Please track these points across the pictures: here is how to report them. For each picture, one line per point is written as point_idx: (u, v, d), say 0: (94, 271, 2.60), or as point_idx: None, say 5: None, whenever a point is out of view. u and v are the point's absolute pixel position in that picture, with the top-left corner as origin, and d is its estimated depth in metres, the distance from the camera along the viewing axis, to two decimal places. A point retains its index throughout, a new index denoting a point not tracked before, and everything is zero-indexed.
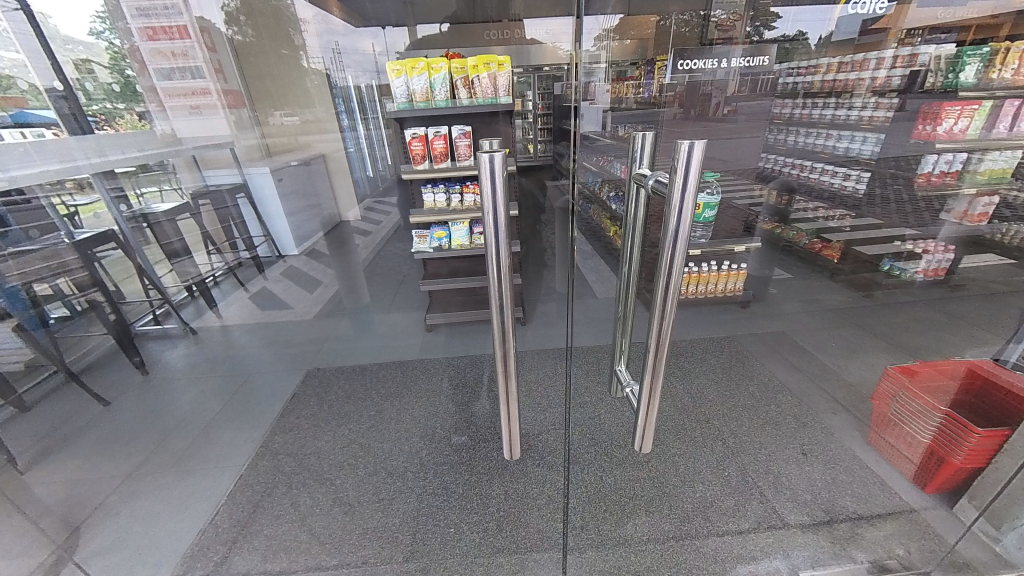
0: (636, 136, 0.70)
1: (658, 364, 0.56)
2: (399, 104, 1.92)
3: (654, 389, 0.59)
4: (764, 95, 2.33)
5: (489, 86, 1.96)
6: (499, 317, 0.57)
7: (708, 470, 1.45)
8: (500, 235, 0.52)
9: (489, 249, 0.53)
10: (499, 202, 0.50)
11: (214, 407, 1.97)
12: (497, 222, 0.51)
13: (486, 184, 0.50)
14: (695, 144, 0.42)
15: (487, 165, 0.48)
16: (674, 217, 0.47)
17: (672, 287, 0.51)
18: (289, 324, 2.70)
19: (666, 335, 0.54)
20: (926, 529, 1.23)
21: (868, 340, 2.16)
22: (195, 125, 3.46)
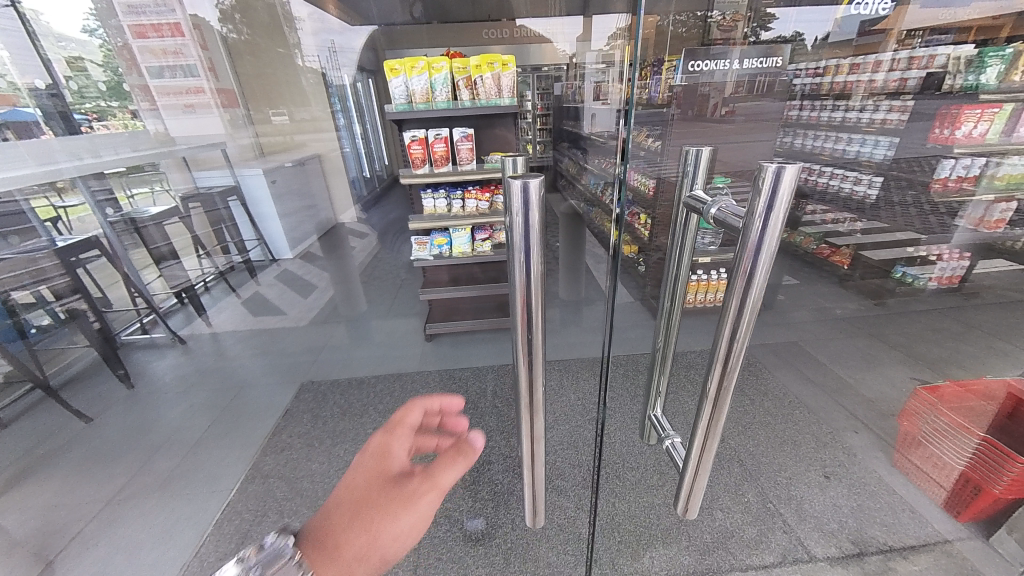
0: (689, 150, 0.60)
1: (716, 426, 0.47)
2: (398, 105, 1.83)
3: (707, 452, 0.50)
4: (763, 96, 2.15)
5: (493, 87, 1.87)
6: (526, 368, 0.49)
7: (730, 496, 1.36)
8: (531, 276, 0.43)
9: (516, 288, 0.45)
10: (532, 239, 0.42)
11: (203, 424, 1.88)
12: (527, 260, 0.43)
13: (515, 215, 0.41)
14: (787, 167, 0.32)
15: (521, 193, 0.39)
16: (751, 253, 0.37)
17: (746, 334, 0.41)
18: (284, 331, 2.60)
19: (726, 393, 0.45)
20: (964, 562, 1.15)
21: (884, 351, 2.09)
22: (188, 125, 3.35)
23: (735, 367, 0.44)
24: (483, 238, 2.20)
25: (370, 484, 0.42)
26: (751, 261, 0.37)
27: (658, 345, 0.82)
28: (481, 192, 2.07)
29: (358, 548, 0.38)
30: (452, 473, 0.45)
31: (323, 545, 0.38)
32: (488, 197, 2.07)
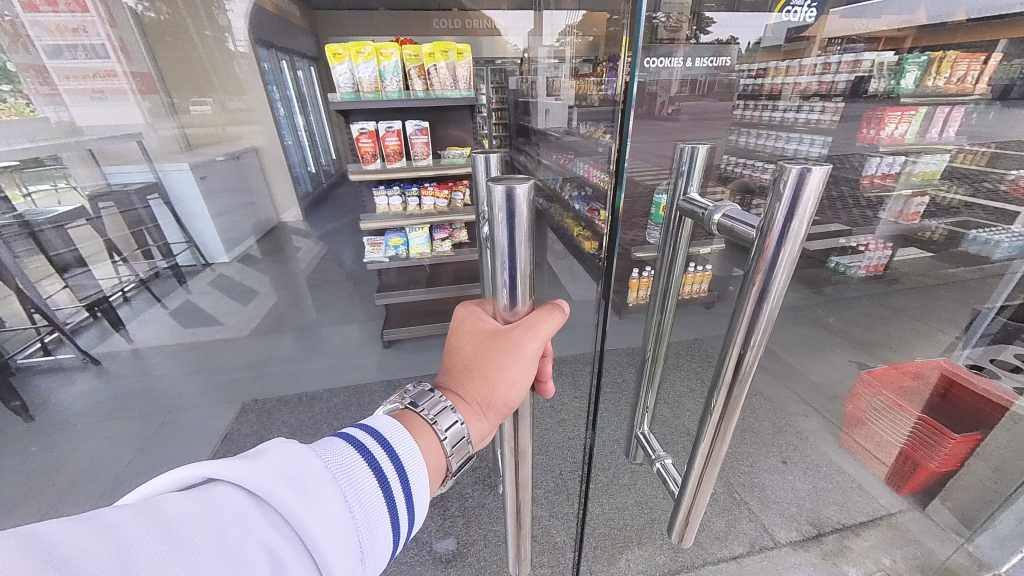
0: (686, 148, 0.57)
1: (720, 448, 0.43)
2: (344, 94, 1.69)
3: (707, 475, 0.46)
4: (704, 96, 2.22)
5: (448, 77, 1.75)
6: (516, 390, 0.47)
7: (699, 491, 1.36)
8: (516, 285, 0.42)
9: (504, 295, 0.44)
10: (519, 241, 0.39)
11: (124, 458, 1.64)
12: (511, 267, 0.41)
13: (499, 223, 0.39)
14: (814, 170, 0.29)
15: (505, 200, 0.37)
16: (766, 268, 0.33)
17: (756, 348, 0.37)
18: (221, 344, 2.35)
19: (732, 412, 0.42)
20: (907, 534, 1.24)
21: (827, 338, 2.23)
22: (89, 116, 2.96)
23: (743, 389, 0.40)
24: (443, 237, 2.12)
25: (480, 340, 0.48)
26: (766, 271, 0.33)
27: (648, 360, 0.81)
28: (438, 188, 1.98)
29: (482, 390, 0.47)
30: (549, 325, 0.44)
31: (458, 385, 0.48)
32: (447, 194, 1.98)
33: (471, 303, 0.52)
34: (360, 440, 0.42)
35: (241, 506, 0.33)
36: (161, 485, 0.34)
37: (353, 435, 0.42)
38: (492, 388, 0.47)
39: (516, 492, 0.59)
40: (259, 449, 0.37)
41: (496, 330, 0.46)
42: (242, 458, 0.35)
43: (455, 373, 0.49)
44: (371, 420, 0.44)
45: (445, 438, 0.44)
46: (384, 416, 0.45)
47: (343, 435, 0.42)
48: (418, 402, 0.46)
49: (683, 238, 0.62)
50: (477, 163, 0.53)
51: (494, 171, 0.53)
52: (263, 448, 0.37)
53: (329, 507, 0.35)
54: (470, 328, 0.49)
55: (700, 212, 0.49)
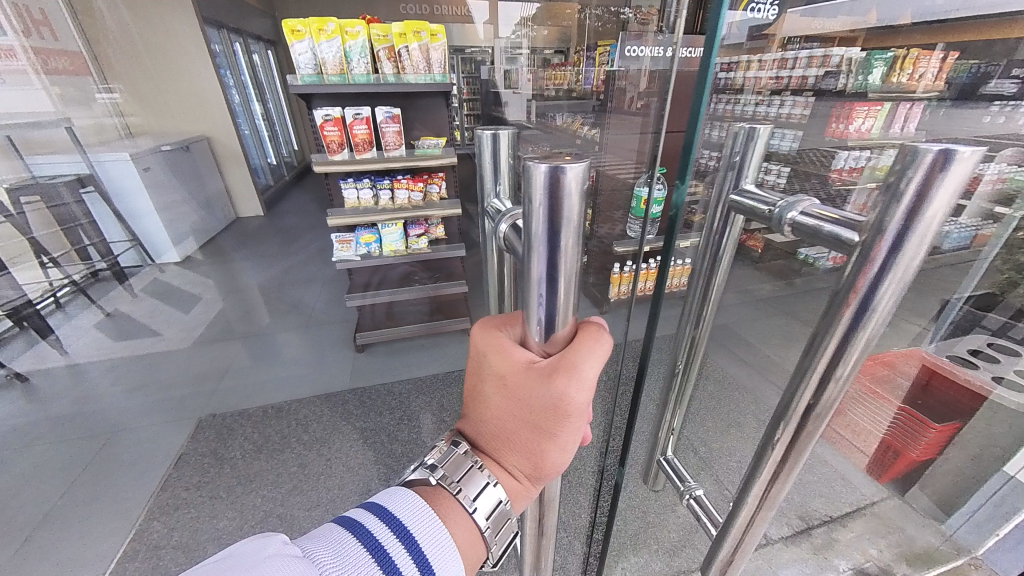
0: (744, 132, 0.55)
1: (786, 478, 0.39)
2: (305, 76, 1.54)
3: (767, 504, 0.42)
4: None
5: (421, 60, 1.63)
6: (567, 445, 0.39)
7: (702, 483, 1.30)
8: (553, 296, 0.33)
9: (531, 311, 0.35)
10: (564, 238, 0.31)
11: (56, 489, 1.45)
12: (549, 269, 0.32)
13: (535, 212, 0.30)
14: (964, 154, 0.24)
15: (548, 185, 0.28)
16: (876, 272, 0.29)
17: (849, 369, 0.33)
18: (172, 357, 2.15)
19: (809, 435, 0.37)
20: (890, 523, 1.26)
21: (799, 328, 2.30)
22: (31, 100, 2.39)
23: (826, 410, 0.36)
24: (418, 234, 2.00)
25: (511, 386, 0.39)
26: (875, 280, 0.29)
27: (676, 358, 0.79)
28: (413, 181, 1.86)
29: (522, 451, 0.41)
30: (592, 365, 0.34)
31: (498, 438, 0.43)
32: (421, 186, 1.87)
33: (494, 323, 0.42)
34: (364, 533, 0.41)
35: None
36: None
37: (355, 525, 0.42)
38: (532, 448, 0.41)
39: (536, 521, 0.54)
40: (246, 566, 0.37)
41: (527, 371, 0.37)
42: None
43: (487, 426, 0.43)
44: (391, 507, 0.43)
45: (487, 525, 0.43)
46: (394, 501, 0.44)
47: (347, 529, 0.42)
48: (449, 472, 0.44)
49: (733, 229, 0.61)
50: (481, 141, 0.46)
51: (506, 162, 0.47)
52: (256, 563, 0.38)
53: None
54: (493, 372, 0.40)
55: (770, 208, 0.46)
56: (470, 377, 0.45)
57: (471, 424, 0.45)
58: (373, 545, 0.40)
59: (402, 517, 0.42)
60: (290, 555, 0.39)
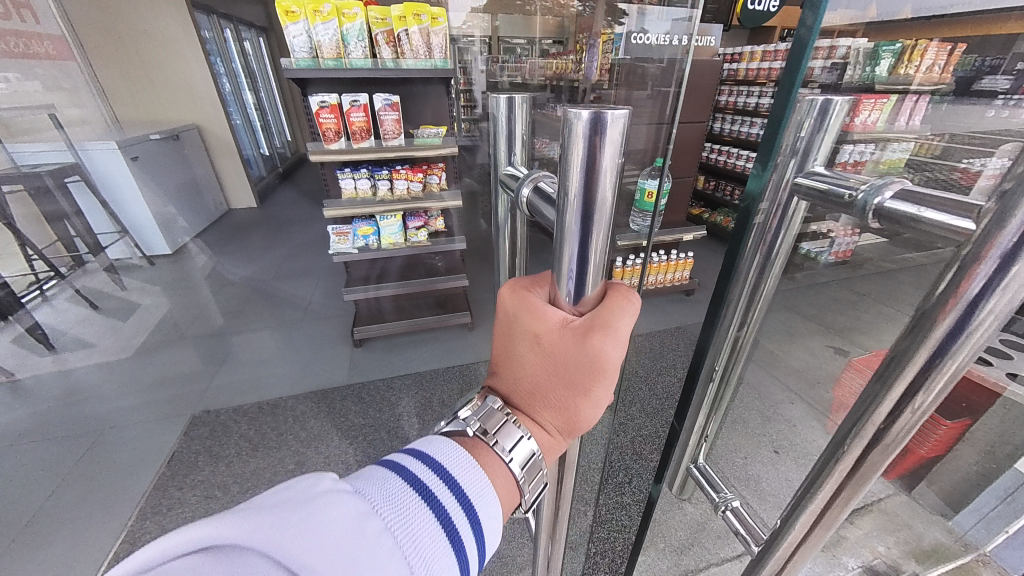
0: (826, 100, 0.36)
1: (839, 511, 0.33)
2: (300, 60, 1.47)
3: (818, 533, 0.36)
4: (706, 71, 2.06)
5: (421, 45, 1.56)
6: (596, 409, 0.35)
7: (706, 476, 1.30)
8: (586, 260, 0.30)
9: (563, 272, 0.31)
10: (602, 200, 0.28)
11: (46, 490, 1.41)
12: (584, 235, 0.29)
13: (572, 169, 0.27)
14: None
15: (589, 130, 0.25)
16: (981, 279, 0.21)
17: (937, 392, 0.26)
18: (166, 352, 2.10)
19: (881, 466, 0.30)
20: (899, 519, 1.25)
21: None
22: None
23: (903, 439, 0.28)
24: (417, 226, 1.95)
25: (540, 343, 0.35)
26: (984, 286, 0.21)
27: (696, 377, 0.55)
28: (411, 171, 1.81)
29: (552, 416, 0.37)
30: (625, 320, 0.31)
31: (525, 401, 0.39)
32: (420, 177, 1.81)
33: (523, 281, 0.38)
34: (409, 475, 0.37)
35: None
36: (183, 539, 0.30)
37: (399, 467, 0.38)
38: (563, 407, 0.36)
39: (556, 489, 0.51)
40: (294, 502, 0.33)
41: (556, 330, 0.33)
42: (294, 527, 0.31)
43: (518, 381, 0.39)
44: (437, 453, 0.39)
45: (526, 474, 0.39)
46: (440, 446, 0.40)
47: (394, 471, 0.38)
48: (491, 429, 0.38)
49: (794, 222, 0.40)
50: (495, 104, 0.46)
51: (521, 130, 0.47)
52: (306, 497, 0.34)
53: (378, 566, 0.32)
54: (524, 331, 0.36)
55: (847, 193, 0.30)
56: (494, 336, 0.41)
57: (499, 380, 0.40)
58: (422, 489, 0.36)
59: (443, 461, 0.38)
60: (342, 492, 0.35)
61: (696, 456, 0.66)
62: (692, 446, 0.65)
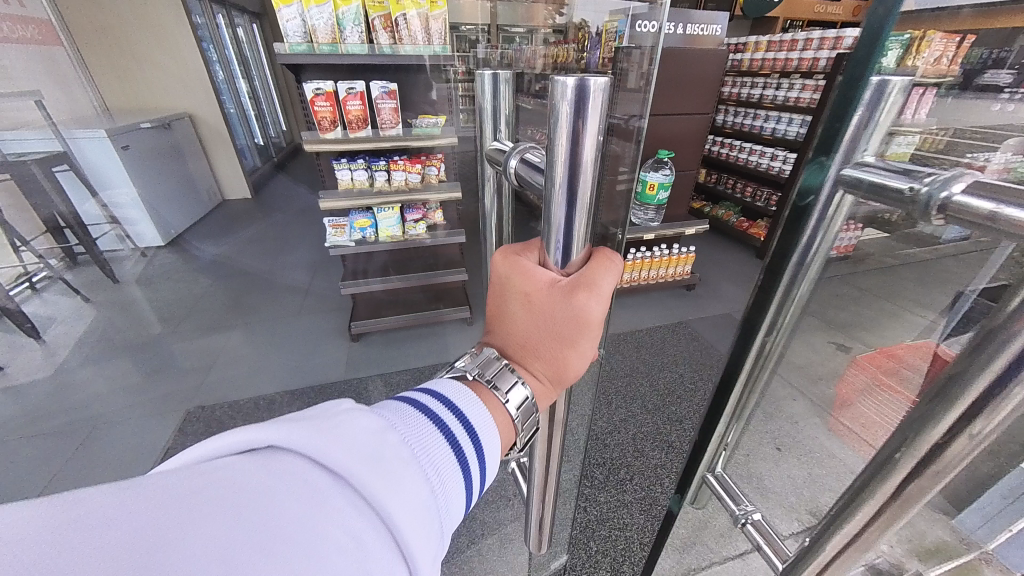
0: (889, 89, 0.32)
1: (878, 536, 0.32)
2: (293, 45, 1.44)
3: (851, 552, 0.35)
4: (711, 59, 1.99)
5: (420, 30, 1.50)
6: (581, 354, 0.44)
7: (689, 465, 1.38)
8: (574, 219, 0.37)
9: (554, 236, 0.38)
10: (583, 164, 0.34)
11: (37, 487, 1.39)
12: (570, 196, 0.35)
13: (558, 140, 0.33)
14: None
15: (575, 104, 0.31)
16: None
17: (998, 420, 0.24)
18: (159, 346, 2.07)
19: (932, 489, 0.29)
20: None
21: None
22: None
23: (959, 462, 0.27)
24: (415, 219, 1.91)
25: (535, 300, 0.43)
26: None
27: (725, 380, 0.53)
28: (409, 162, 1.76)
29: (543, 359, 0.46)
30: (605, 279, 0.39)
31: (522, 350, 0.47)
32: (418, 168, 1.77)
33: (515, 249, 0.46)
34: (421, 405, 0.40)
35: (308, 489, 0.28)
36: (215, 448, 0.29)
37: (410, 400, 0.40)
38: (555, 357, 0.45)
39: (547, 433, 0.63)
40: (317, 416, 0.33)
41: (545, 290, 0.42)
42: (324, 431, 0.31)
43: (513, 336, 0.48)
44: (440, 390, 0.43)
45: (517, 410, 0.44)
46: (448, 383, 0.44)
47: (407, 403, 0.39)
48: (483, 371, 0.45)
49: (831, 227, 0.36)
50: (482, 82, 0.50)
51: (504, 110, 0.51)
52: (326, 413, 0.33)
53: (404, 478, 0.31)
54: (518, 290, 0.45)
55: (907, 187, 0.27)
56: (492, 296, 0.50)
57: (497, 335, 0.50)
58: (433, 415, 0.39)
59: (449, 395, 0.42)
60: (365, 410, 0.35)
61: (714, 466, 0.65)
62: (711, 455, 0.63)
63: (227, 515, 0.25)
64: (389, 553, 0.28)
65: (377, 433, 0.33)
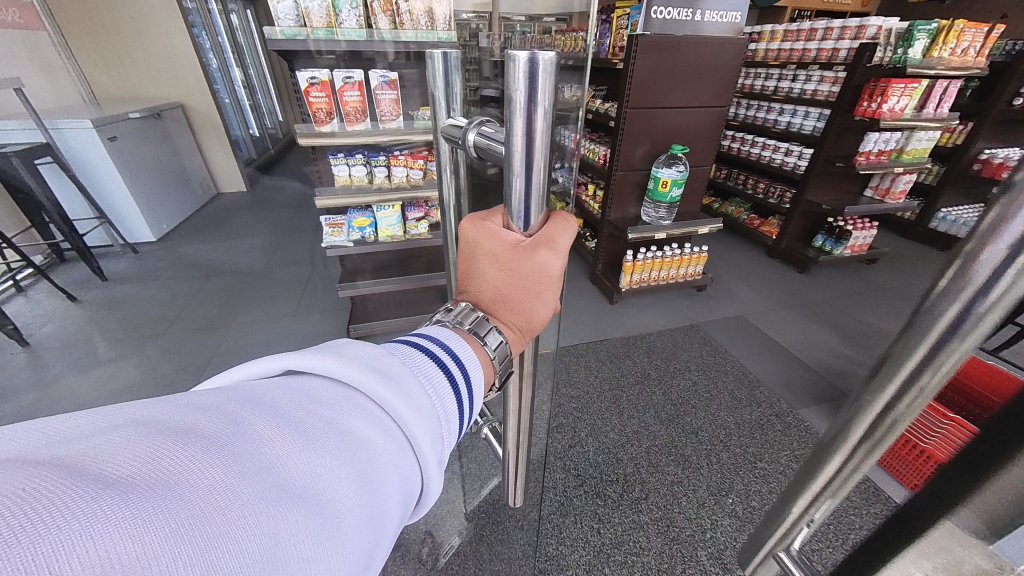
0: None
1: None
2: (286, 29, 1.32)
3: None
4: (731, 46, 1.87)
5: (422, 14, 1.32)
6: (542, 303, 0.52)
7: (705, 483, 1.31)
8: (531, 184, 0.42)
9: (515, 203, 0.43)
10: (535, 135, 0.38)
11: None
12: (528, 164, 0.40)
13: (514, 113, 0.37)
14: None
15: (530, 81, 0.35)
16: None
17: None
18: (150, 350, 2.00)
19: None
20: None
21: (817, 321, 2.19)
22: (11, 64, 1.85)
23: None
24: (416, 218, 1.81)
25: (502, 261, 0.50)
26: None
27: (831, 448, 0.36)
28: (411, 157, 1.66)
29: (514, 309, 0.53)
30: (564, 237, 0.46)
31: (494, 303, 0.54)
32: (421, 163, 1.66)
33: (478, 214, 0.50)
34: (410, 344, 0.48)
35: (333, 391, 0.36)
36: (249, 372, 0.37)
37: (400, 343, 0.48)
38: (524, 307, 0.53)
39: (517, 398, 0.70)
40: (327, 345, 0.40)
41: (511, 253, 0.48)
42: (336, 352, 0.38)
43: (484, 292, 0.54)
44: (425, 335, 0.51)
45: (494, 352, 0.53)
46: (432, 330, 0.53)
47: (400, 343, 0.47)
48: (463, 320, 0.53)
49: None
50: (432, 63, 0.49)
51: (458, 86, 0.52)
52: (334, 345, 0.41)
53: (406, 389, 0.39)
54: (487, 252, 0.50)
55: None
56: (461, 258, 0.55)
57: (470, 292, 0.56)
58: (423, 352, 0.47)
59: (432, 337, 0.51)
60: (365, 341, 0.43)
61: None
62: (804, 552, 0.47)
63: (274, 399, 0.33)
64: (392, 435, 0.36)
65: (379, 355, 0.41)
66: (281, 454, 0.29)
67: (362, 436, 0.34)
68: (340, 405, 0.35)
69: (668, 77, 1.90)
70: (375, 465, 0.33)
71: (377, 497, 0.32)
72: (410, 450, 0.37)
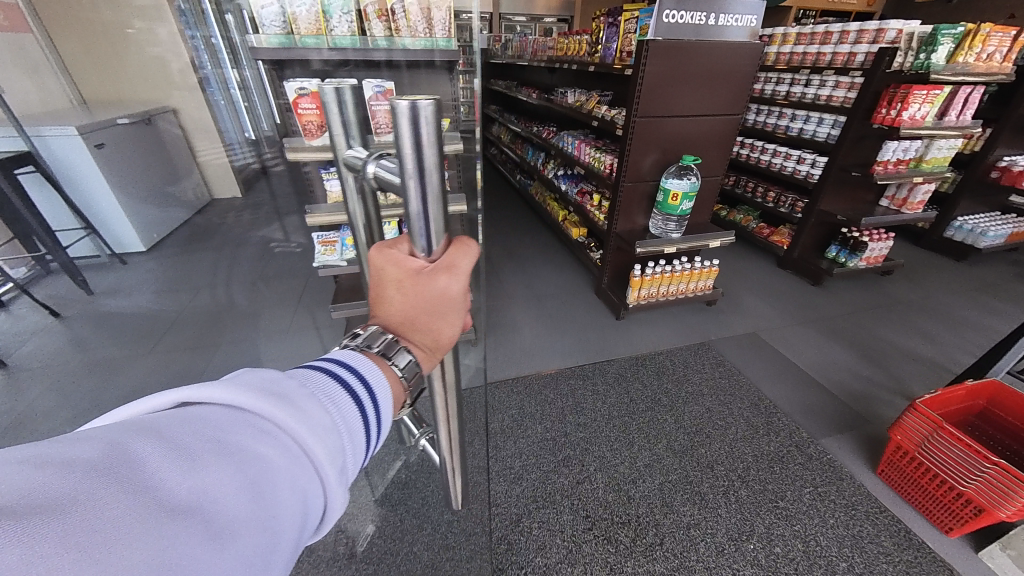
0: None
1: None
2: (273, 37, 1.23)
3: None
4: (740, 50, 1.78)
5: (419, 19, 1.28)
6: (452, 324, 0.48)
7: (724, 525, 1.23)
8: (430, 215, 0.38)
9: (416, 235, 0.40)
10: (424, 166, 0.35)
11: None
12: (423, 195, 0.37)
13: (402, 144, 0.34)
14: None
15: (412, 117, 0.32)
16: None
17: None
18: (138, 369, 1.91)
19: None
20: None
21: (835, 338, 2.09)
22: None
23: None
24: None
25: (408, 284, 0.44)
26: None
27: None
28: None
29: (424, 331, 0.47)
30: (465, 260, 0.44)
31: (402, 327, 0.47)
32: None
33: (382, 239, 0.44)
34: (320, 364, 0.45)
35: (227, 412, 0.33)
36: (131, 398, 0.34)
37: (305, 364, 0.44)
38: (433, 327, 0.48)
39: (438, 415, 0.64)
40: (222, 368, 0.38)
41: (417, 276, 0.43)
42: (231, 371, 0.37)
43: (392, 315, 0.46)
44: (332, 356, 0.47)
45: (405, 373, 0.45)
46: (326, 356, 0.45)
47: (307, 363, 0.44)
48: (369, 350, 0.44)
49: None
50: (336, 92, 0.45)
51: (356, 116, 0.48)
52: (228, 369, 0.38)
53: (314, 402, 0.37)
54: (393, 279, 0.44)
55: None
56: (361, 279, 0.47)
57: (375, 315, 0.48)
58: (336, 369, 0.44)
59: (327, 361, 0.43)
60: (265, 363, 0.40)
61: None
62: None
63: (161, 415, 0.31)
64: (299, 448, 0.34)
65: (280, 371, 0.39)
66: (181, 476, 0.28)
67: (269, 463, 0.32)
68: (244, 431, 0.32)
69: (675, 82, 1.79)
70: (281, 494, 0.31)
71: (280, 517, 0.31)
72: (317, 466, 0.35)
